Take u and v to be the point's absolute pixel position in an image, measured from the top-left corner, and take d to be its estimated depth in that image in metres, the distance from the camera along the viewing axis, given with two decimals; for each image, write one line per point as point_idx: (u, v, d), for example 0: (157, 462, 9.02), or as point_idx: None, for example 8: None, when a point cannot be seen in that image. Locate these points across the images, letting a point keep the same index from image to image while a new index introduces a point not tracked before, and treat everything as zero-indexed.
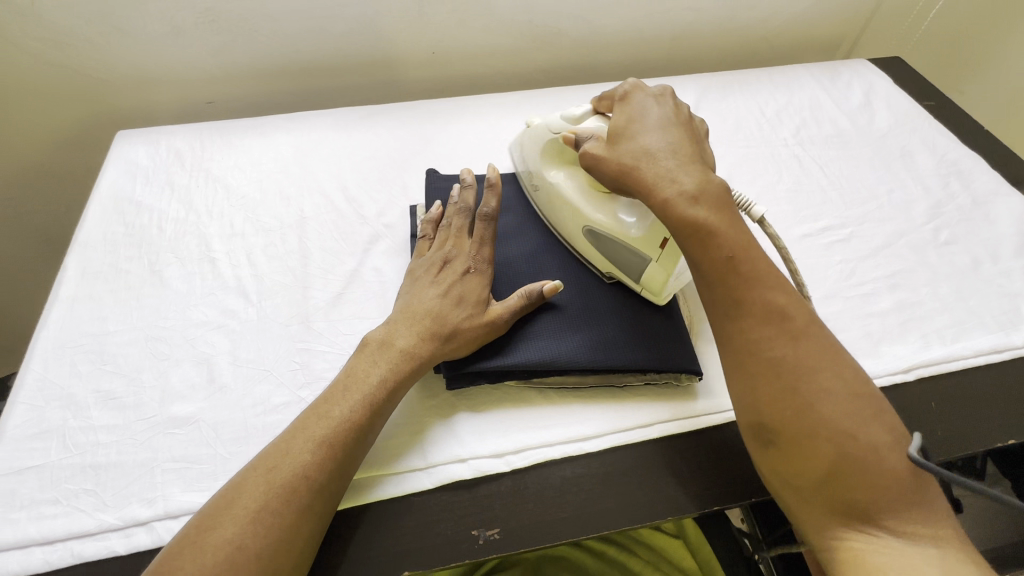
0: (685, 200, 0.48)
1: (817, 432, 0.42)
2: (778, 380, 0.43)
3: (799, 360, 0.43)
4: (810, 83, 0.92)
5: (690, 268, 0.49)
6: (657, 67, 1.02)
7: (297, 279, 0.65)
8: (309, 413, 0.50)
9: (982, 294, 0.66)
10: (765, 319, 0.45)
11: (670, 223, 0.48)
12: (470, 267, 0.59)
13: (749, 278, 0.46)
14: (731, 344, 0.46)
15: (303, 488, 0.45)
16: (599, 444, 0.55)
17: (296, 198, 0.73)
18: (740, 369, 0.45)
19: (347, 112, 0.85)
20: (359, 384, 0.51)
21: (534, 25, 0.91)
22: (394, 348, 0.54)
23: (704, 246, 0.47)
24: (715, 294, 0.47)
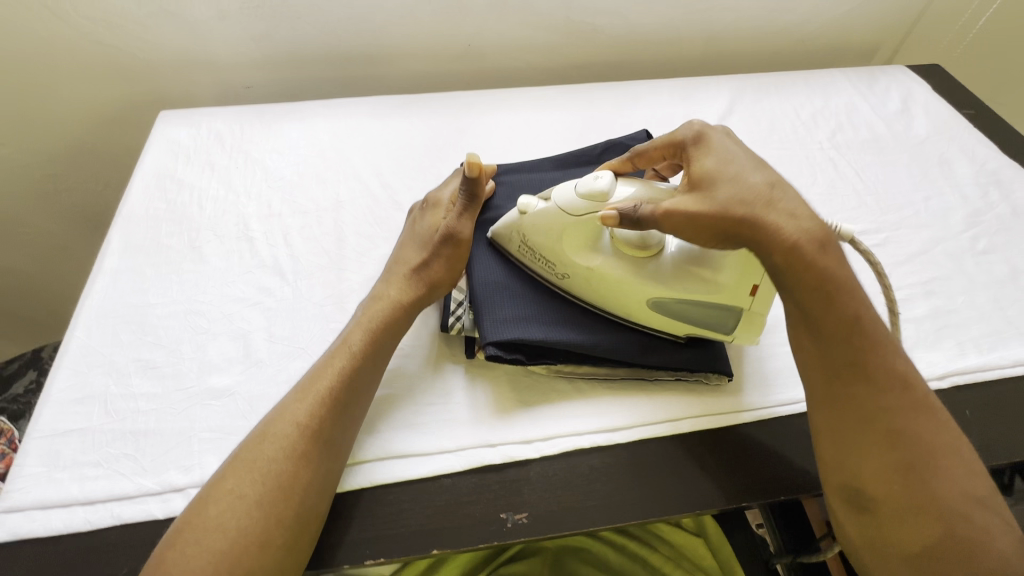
0: (814, 248, 0.45)
1: (924, 507, 0.43)
2: (888, 453, 0.44)
3: (916, 432, 0.44)
4: (847, 87, 0.91)
5: (803, 327, 0.47)
6: (692, 65, 1.02)
7: (332, 261, 0.66)
8: (302, 379, 0.52)
9: (1021, 304, 0.65)
10: (887, 387, 0.45)
11: (789, 281, 0.46)
12: (426, 204, 0.63)
13: (866, 342, 0.45)
14: (839, 406, 0.46)
15: (297, 440, 0.47)
16: (627, 436, 0.55)
17: (332, 183, 0.74)
18: (843, 432, 0.45)
19: (383, 101, 0.86)
20: (348, 343, 0.53)
21: (570, 20, 0.91)
22: (376, 290, 0.58)
23: (833, 305, 0.46)
24: (826, 358, 0.46)
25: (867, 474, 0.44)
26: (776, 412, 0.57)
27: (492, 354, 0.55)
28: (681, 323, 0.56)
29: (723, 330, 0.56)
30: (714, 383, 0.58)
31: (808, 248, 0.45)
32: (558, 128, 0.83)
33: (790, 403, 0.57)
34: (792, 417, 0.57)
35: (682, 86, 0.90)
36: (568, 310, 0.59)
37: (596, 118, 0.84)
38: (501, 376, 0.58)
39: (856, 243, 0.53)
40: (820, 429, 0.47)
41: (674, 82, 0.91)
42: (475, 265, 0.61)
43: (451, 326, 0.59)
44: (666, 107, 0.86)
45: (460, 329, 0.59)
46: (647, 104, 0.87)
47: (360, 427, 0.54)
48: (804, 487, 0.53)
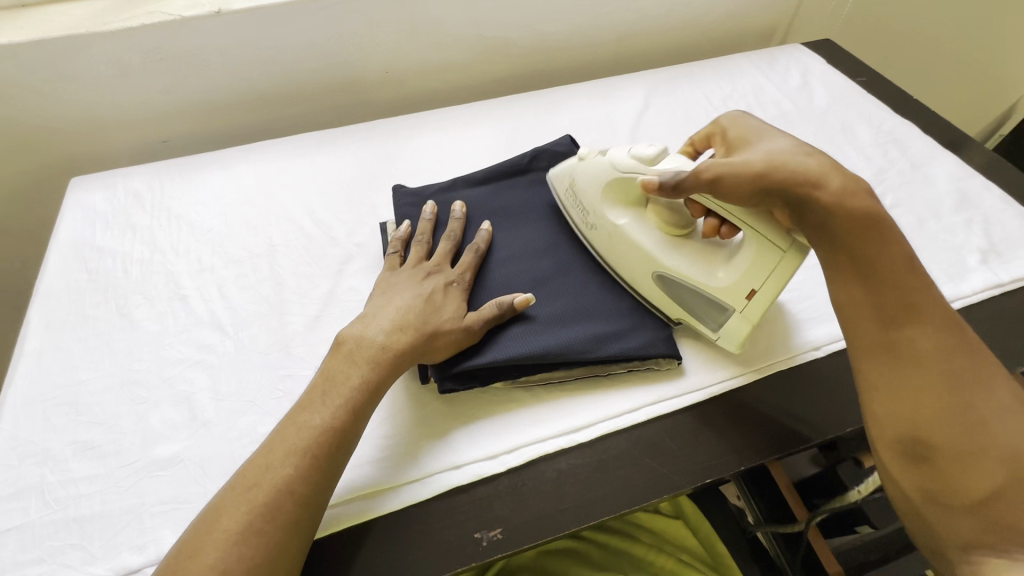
0: (857, 200, 0.47)
1: (987, 448, 0.42)
2: (946, 394, 0.44)
3: (970, 372, 0.44)
4: (751, 70, 0.97)
5: (852, 278, 0.48)
6: (606, 67, 1.06)
7: (273, 307, 0.65)
8: (290, 433, 0.48)
9: (930, 250, 0.70)
10: (938, 329, 0.45)
11: (837, 230, 0.47)
12: (453, 281, 0.60)
13: (913, 285, 0.46)
14: (893, 353, 0.46)
15: (287, 504, 0.45)
16: (588, 435, 0.56)
17: (263, 228, 0.73)
18: (898, 378, 0.45)
19: (306, 138, 0.85)
20: (340, 387, 0.51)
21: (483, 37, 0.93)
22: (371, 348, 0.53)
23: (880, 249, 0.47)
24: (879, 304, 0.46)
25: (926, 417, 0.44)
26: (725, 387, 0.59)
27: (446, 387, 0.56)
28: (676, 306, 0.60)
29: (710, 326, 0.59)
30: (665, 368, 0.60)
31: (857, 197, 0.47)
32: (485, 142, 0.84)
33: (737, 376, 0.60)
34: (740, 389, 0.59)
35: (598, 88, 0.93)
36: (517, 321, 0.59)
37: (520, 128, 0.86)
38: (460, 395, 0.58)
39: None
40: (872, 380, 0.46)
41: (590, 84, 0.94)
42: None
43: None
44: (586, 109, 0.89)
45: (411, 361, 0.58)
46: (568, 109, 0.89)
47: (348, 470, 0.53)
48: (761, 454, 0.55)
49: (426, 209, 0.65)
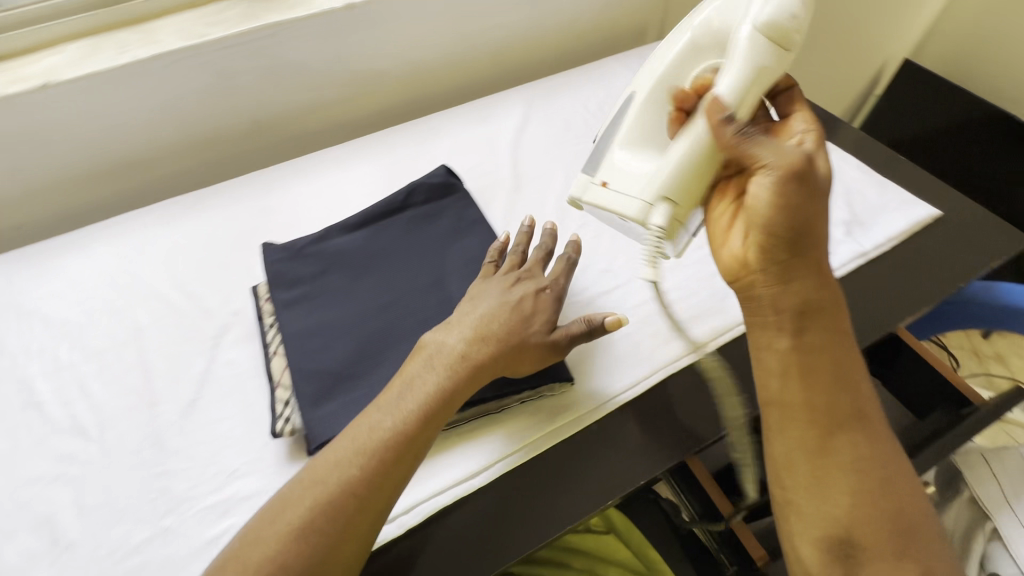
0: (820, 308, 0.49)
1: (906, 553, 0.44)
2: (872, 505, 0.45)
3: (896, 479, 0.47)
4: (625, 72, 0.98)
5: (803, 377, 0.48)
6: (488, 84, 1.05)
7: (141, 398, 0.60)
8: (360, 435, 0.49)
9: None
10: (873, 435, 0.48)
11: (803, 331, 0.48)
12: (545, 288, 0.60)
13: (856, 393, 0.48)
14: (832, 452, 0.47)
15: (349, 505, 0.46)
16: (484, 478, 0.55)
17: (127, 310, 0.68)
18: (831, 483, 0.46)
19: (173, 202, 0.80)
20: (418, 391, 0.51)
21: (352, 72, 0.90)
22: (450, 357, 0.53)
23: (834, 359, 0.48)
24: (827, 411, 0.47)
25: (849, 522, 0.45)
26: (615, 403, 0.60)
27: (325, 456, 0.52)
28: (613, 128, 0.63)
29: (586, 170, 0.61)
30: (556, 394, 0.60)
31: (825, 307, 0.49)
32: (364, 181, 0.82)
33: (626, 389, 0.61)
34: (634, 400, 0.60)
35: (477, 109, 0.92)
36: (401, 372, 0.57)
37: (400, 161, 0.84)
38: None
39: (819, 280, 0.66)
40: (807, 480, 0.47)
41: (468, 106, 0.93)
42: (292, 357, 0.57)
43: (282, 430, 0.54)
44: (465, 133, 0.88)
45: (291, 430, 0.54)
46: (448, 134, 0.88)
47: None
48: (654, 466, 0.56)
49: (527, 221, 0.66)
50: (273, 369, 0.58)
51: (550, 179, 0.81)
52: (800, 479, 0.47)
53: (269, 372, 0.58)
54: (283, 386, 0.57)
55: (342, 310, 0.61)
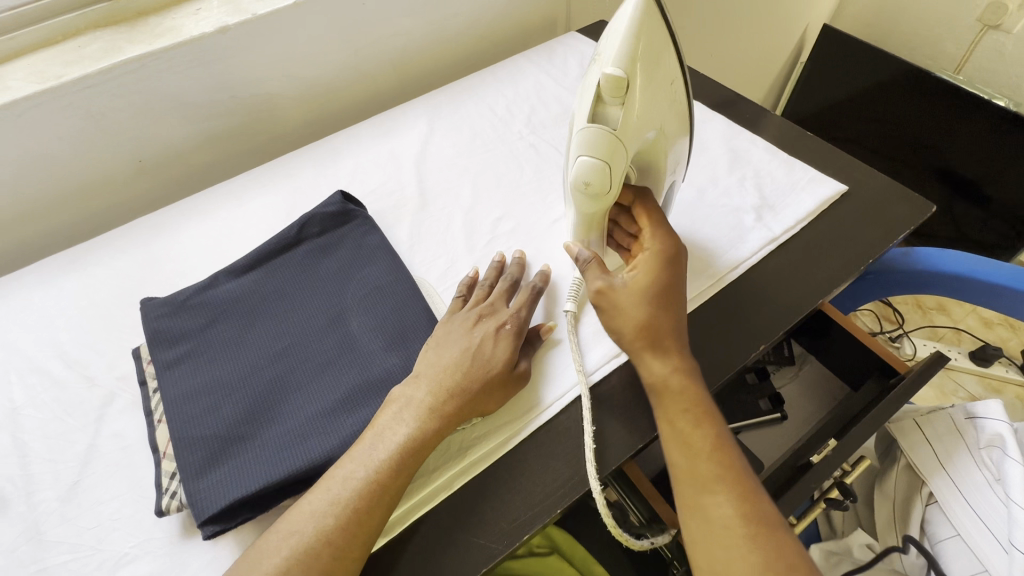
0: (675, 379, 0.54)
1: None
2: (753, 554, 0.47)
3: (770, 537, 0.48)
4: (532, 70, 0.95)
5: (670, 443, 0.52)
6: (394, 95, 1.01)
7: (18, 488, 0.55)
8: (333, 487, 0.49)
9: (711, 219, 0.71)
10: (745, 496, 0.49)
11: (662, 406, 0.53)
12: (506, 325, 0.59)
13: (724, 457, 0.51)
14: (706, 512, 0.49)
15: (325, 555, 0.46)
16: (398, 525, 0.52)
17: (2, 389, 0.62)
18: (715, 539, 0.48)
19: (51, 262, 0.74)
20: (387, 440, 0.51)
21: (239, 98, 0.85)
22: (418, 408, 0.52)
23: (688, 424, 0.52)
24: (694, 472, 0.50)
25: None
26: (530, 426, 0.56)
27: (213, 534, 0.48)
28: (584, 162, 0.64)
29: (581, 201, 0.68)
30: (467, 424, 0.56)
31: (664, 384, 0.54)
32: (263, 215, 0.77)
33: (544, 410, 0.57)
34: (550, 421, 0.57)
35: (379, 125, 0.88)
36: (295, 425, 0.53)
37: (299, 190, 0.79)
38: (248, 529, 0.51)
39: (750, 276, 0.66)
40: (697, 540, 0.49)
41: (371, 123, 0.88)
42: (174, 427, 0.53)
43: (168, 507, 0.50)
44: (368, 152, 0.84)
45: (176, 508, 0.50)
46: (350, 155, 0.84)
47: None
48: (575, 489, 0.53)
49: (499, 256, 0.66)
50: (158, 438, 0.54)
51: (457, 192, 0.78)
52: (689, 537, 0.49)
53: (153, 442, 0.54)
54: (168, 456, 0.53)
55: (231, 364, 0.57)
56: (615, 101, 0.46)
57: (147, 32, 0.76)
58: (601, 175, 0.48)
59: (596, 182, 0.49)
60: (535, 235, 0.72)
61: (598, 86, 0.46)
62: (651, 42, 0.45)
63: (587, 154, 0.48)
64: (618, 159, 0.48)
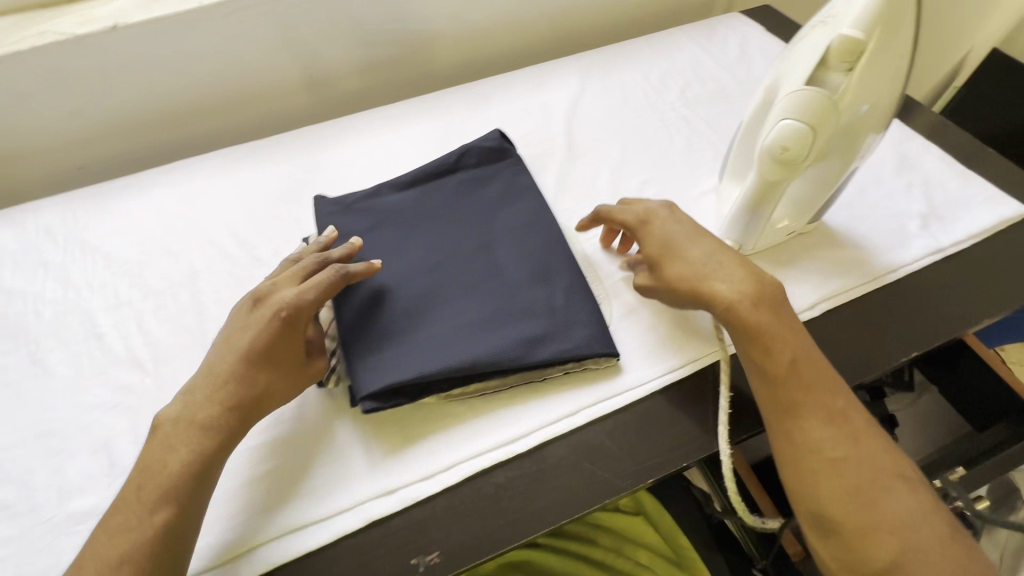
0: (750, 307, 0.51)
1: (879, 522, 0.45)
2: (846, 475, 0.46)
3: (862, 456, 0.47)
4: (689, 44, 0.94)
5: (750, 369, 0.52)
6: (542, 52, 1.02)
7: (195, 338, 0.62)
8: (143, 504, 0.45)
9: (871, 219, 0.68)
10: (830, 418, 0.48)
11: (737, 333, 0.52)
12: (280, 310, 0.52)
13: (806, 383, 0.50)
14: (792, 437, 0.49)
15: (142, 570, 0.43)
16: (528, 443, 0.53)
17: (183, 253, 0.70)
18: (802, 464, 0.48)
19: (227, 153, 0.81)
20: (162, 470, 0.46)
21: (406, 30, 0.89)
22: (186, 425, 0.48)
23: (762, 353, 0.51)
24: (775, 399, 0.50)
25: (828, 497, 0.46)
26: (664, 380, 0.57)
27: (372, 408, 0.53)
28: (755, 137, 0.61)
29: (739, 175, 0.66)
30: (603, 365, 0.57)
31: (739, 315, 0.51)
32: (416, 142, 0.81)
33: (679, 368, 0.58)
34: (681, 380, 0.58)
35: (532, 76, 0.89)
36: (445, 332, 0.56)
37: (451, 125, 0.83)
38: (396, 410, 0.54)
39: (910, 282, 0.63)
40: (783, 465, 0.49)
41: (524, 73, 0.90)
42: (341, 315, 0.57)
43: (327, 379, 0.56)
44: (520, 100, 0.86)
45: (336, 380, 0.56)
46: (502, 100, 0.86)
47: (417, 439, 0.54)
48: (703, 447, 0.53)
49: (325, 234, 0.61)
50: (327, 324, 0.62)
51: (605, 151, 0.78)
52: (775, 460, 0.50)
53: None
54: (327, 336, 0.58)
55: (391, 269, 0.61)
56: (840, 67, 0.46)
57: None
58: (803, 139, 0.48)
59: (794, 147, 0.48)
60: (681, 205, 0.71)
61: (828, 47, 0.46)
62: (895, 11, 0.44)
63: (793, 117, 0.48)
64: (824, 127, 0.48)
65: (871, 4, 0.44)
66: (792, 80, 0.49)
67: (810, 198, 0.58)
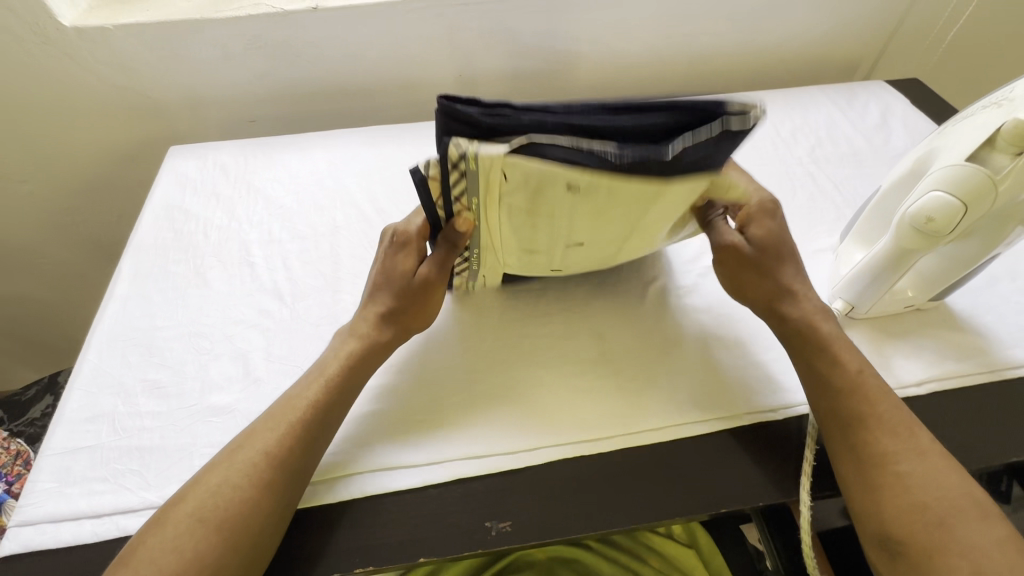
0: (816, 320, 0.57)
1: (948, 545, 0.44)
2: (911, 491, 0.47)
3: (929, 475, 0.48)
4: (826, 104, 0.94)
5: (811, 386, 0.55)
6: (674, 87, 1.06)
7: (328, 283, 0.70)
8: (298, 391, 0.54)
9: (998, 310, 0.65)
10: (894, 434, 0.50)
11: (801, 342, 0.56)
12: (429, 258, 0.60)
13: (871, 399, 0.52)
14: (855, 451, 0.50)
15: (291, 439, 0.50)
16: (610, 445, 0.56)
17: (328, 209, 0.79)
18: (867, 478, 0.49)
19: (378, 131, 0.91)
20: (325, 368, 0.56)
21: (554, 49, 0.96)
22: (359, 335, 0.58)
23: (831, 366, 0.54)
24: (839, 413, 0.52)
25: (895, 514, 0.46)
26: (753, 418, 0.58)
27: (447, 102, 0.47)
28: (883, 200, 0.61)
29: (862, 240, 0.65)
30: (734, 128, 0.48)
31: (804, 325, 0.56)
32: None
33: (769, 411, 0.58)
34: (770, 424, 0.58)
35: None
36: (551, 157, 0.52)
37: None
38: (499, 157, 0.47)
39: None
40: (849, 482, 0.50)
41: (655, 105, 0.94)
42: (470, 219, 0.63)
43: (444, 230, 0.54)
44: None
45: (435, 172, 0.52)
46: None
47: (509, 416, 0.58)
48: (783, 492, 0.54)
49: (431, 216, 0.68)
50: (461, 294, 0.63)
51: None
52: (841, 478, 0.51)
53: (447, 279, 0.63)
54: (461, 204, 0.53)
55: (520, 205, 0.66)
56: (1008, 150, 0.46)
57: None
58: (952, 214, 0.48)
59: (940, 220, 0.49)
60: None
61: (999, 130, 0.46)
62: None
63: (946, 190, 0.48)
64: (976, 205, 0.48)
65: None
66: (952, 155, 0.49)
67: (946, 273, 0.56)
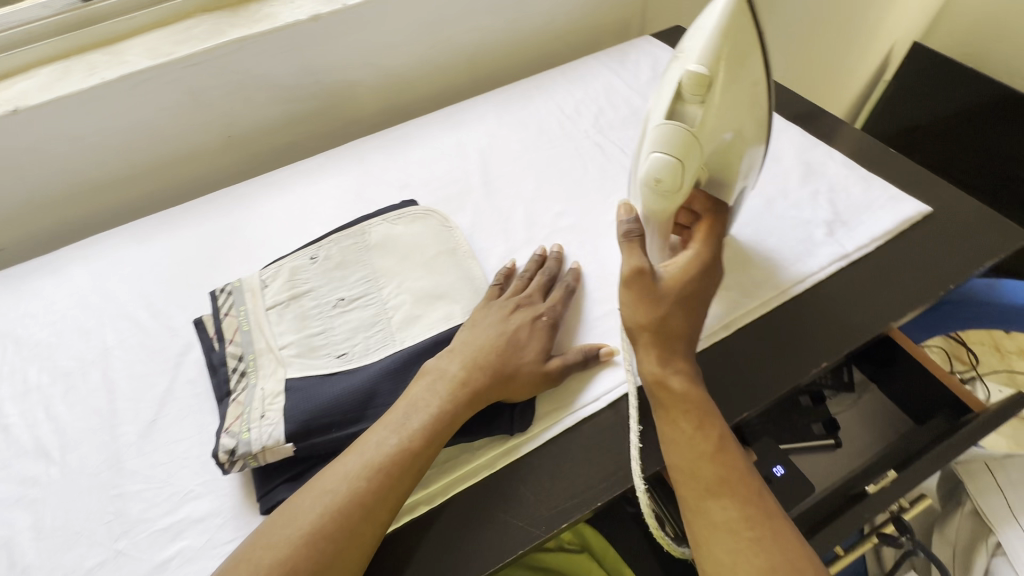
0: (680, 379, 0.50)
1: None
2: (756, 559, 0.43)
3: (773, 539, 0.44)
4: (602, 70, 0.96)
5: (674, 445, 0.49)
6: (464, 89, 1.04)
7: (104, 419, 0.60)
8: (369, 450, 0.50)
9: (778, 231, 0.69)
10: (744, 496, 0.46)
11: (662, 401, 0.50)
12: (543, 315, 0.61)
13: (725, 458, 0.47)
14: (709, 517, 0.46)
15: (385, 492, 0.49)
16: (441, 496, 0.53)
17: (97, 330, 0.69)
18: (715, 541, 0.45)
19: (147, 221, 0.81)
20: (424, 406, 0.53)
21: (324, 83, 0.90)
22: (450, 380, 0.54)
23: (692, 427, 0.48)
24: (695, 473, 0.47)
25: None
26: (577, 417, 0.57)
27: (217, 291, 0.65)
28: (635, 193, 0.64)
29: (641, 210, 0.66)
30: (434, 213, 0.73)
31: (670, 381, 0.50)
32: (334, 193, 0.81)
33: (590, 404, 0.58)
34: (596, 415, 0.58)
35: (450, 115, 0.91)
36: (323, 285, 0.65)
37: (369, 171, 0.83)
38: (275, 273, 0.65)
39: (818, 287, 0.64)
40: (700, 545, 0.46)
41: (441, 113, 0.91)
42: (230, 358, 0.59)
43: (232, 351, 0.60)
44: (436, 140, 0.87)
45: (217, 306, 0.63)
46: (419, 142, 0.87)
47: None
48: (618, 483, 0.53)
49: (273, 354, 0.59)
50: (246, 407, 0.55)
51: (520, 185, 0.79)
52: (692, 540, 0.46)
53: (222, 420, 0.55)
54: (231, 315, 0.62)
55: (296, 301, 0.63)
56: (695, 100, 0.48)
57: (246, 17, 0.83)
58: (673, 171, 0.49)
59: (667, 180, 0.49)
60: (594, 233, 0.72)
61: (680, 83, 0.47)
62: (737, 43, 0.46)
63: (660, 151, 0.49)
64: (690, 158, 0.49)
65: (710, 40, 0.46)
66: (656, 115, 0.50)
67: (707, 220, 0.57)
